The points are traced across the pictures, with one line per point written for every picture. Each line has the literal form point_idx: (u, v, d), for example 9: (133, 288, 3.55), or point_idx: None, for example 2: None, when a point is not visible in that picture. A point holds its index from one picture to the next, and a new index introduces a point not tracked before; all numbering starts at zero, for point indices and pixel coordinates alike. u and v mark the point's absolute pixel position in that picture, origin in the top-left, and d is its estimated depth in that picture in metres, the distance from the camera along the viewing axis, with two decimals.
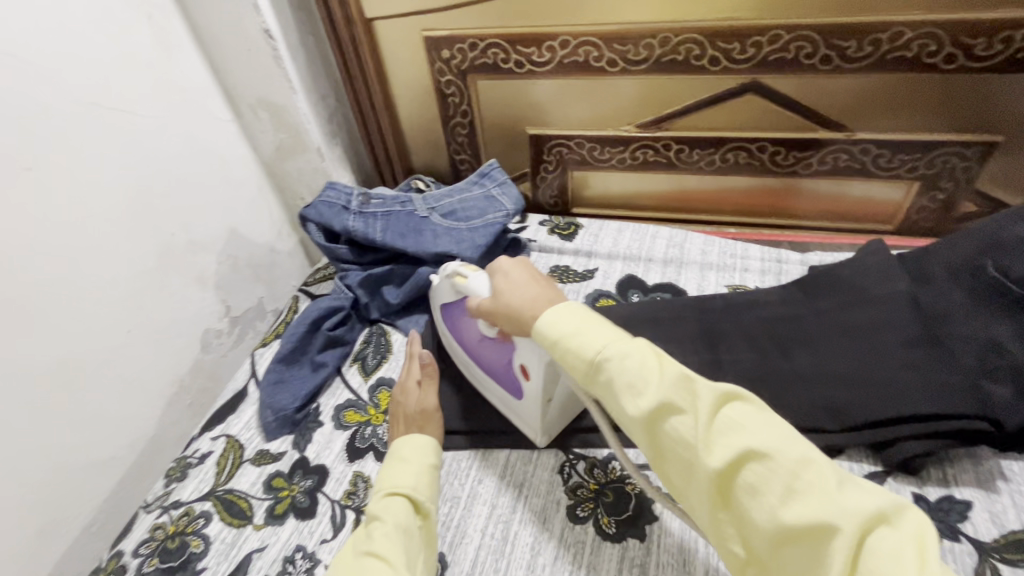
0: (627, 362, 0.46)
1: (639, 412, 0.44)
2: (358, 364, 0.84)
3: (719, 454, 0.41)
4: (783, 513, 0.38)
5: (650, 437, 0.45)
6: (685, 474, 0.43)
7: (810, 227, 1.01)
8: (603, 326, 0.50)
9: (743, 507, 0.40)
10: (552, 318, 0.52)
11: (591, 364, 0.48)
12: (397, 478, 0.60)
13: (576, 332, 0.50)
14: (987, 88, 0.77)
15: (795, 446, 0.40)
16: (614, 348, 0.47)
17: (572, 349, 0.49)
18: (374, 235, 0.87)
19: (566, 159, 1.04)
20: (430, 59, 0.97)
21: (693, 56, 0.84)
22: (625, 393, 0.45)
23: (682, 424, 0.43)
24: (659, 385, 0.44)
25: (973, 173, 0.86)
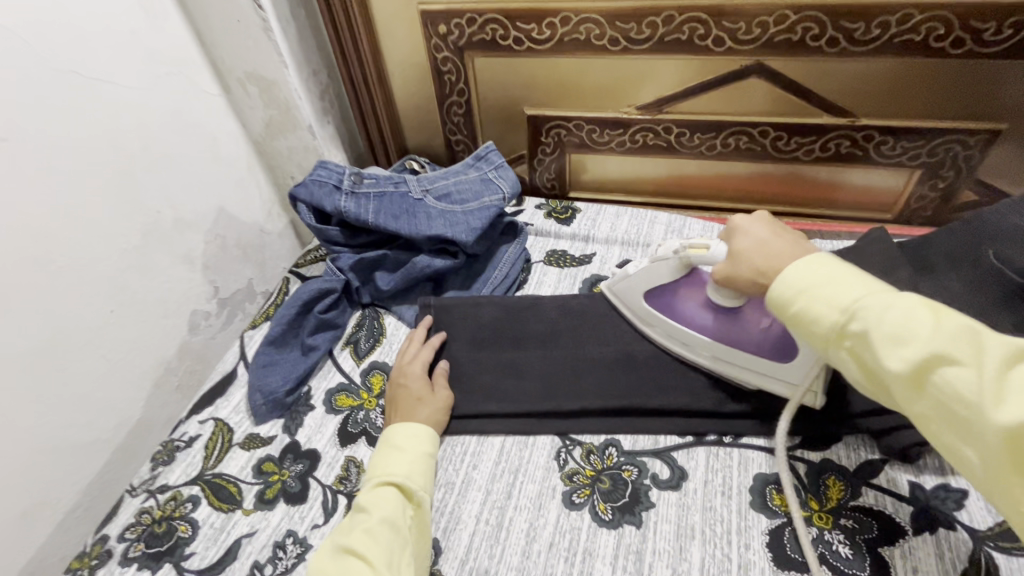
0: (893, 313, 0.43)
1: (902, 365, 0.42)
2: (350, 348, 0.82)
3: (1011, 406, 0.37)
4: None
5: (912, 389, 0.42)
6: (961, 433, 0.40)
7: (809, 214, 1.00)
8: (858, 278, 0.47)
9: None
10: (787, 272, 0.50)
11: (839, 322, 0.46)
12: (388, 467, 0.60)
13: (846, 296, 0.46)
14: (993, 75, 0.76)
15: None
16: (888, 312, 0.43)
17: (815, 300, 0.47)
18: (367, 216, 0.85)
19: (564, 141, 1.02)
20: (426, 34, 0.94)
21: (697, 36, 0.81)
22: (885, 348, 0.43)
23: (946, 366, 0.40)
24: (937, 337, 0.41)
25: (975, 161, 0.85)
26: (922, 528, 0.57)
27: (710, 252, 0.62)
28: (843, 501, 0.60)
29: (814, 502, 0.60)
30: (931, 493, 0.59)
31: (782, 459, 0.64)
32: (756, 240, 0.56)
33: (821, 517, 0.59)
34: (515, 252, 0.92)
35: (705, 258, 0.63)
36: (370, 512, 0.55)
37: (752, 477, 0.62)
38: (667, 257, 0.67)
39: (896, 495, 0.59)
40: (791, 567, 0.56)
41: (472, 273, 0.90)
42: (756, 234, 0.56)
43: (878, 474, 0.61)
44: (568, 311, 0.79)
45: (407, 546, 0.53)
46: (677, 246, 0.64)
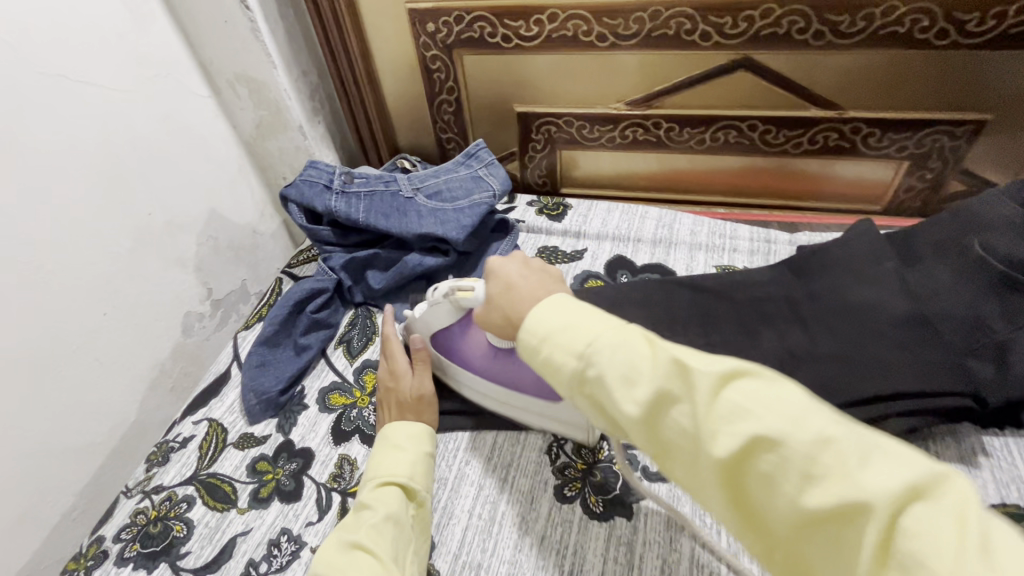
0: (620, 354, 0.40)
1: (636, 409, 0.38)
2: (343, 346, 0.83)
3: (723, 440, 0.34)
4: (804, 500, 0.32)
5: (650, 435, 0.39)
6: (691, 470, 0.37)
7: (799, 207, 1.01)
8: (595, 314, 0.44)
9: (757, 497, 0.34)
10: (539, 313, 0.46)
11: (576, 376, 0.42)
12: (390, 466, 0.60)
13: (581, 342, 0.42)
14: (978, 65, 0.77)
15: (810, 423, 0.33)
16: (619, 357, 0.40)
17: (559, 349, 0.43)
18: (357, 215, 0.85)
19: (555, 138, 1.02)
20: (415, 33, 0.94)
21: (684, 31, 0.82)
22: (617, 389, 0.39)
23: (680, 408, 0.37)
24: (658, 378, 0.38)
25: (962, 152, 0.85)
26: None
27: (473, 296, 0.61)
28: None
29: None
30: None
31: None
32: (502, 282, 0.54)
33: None
34: (506, 249, 0.92)
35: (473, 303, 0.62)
36: (376, 512, 0.55)
37: None
38: (442, 300, 0.66)
39: None
40: None
41: (464, 271, 0.90)
42: (508, 283, 0.53)
43: None
44: None
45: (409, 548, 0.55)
46: (447, 289, 0.65)
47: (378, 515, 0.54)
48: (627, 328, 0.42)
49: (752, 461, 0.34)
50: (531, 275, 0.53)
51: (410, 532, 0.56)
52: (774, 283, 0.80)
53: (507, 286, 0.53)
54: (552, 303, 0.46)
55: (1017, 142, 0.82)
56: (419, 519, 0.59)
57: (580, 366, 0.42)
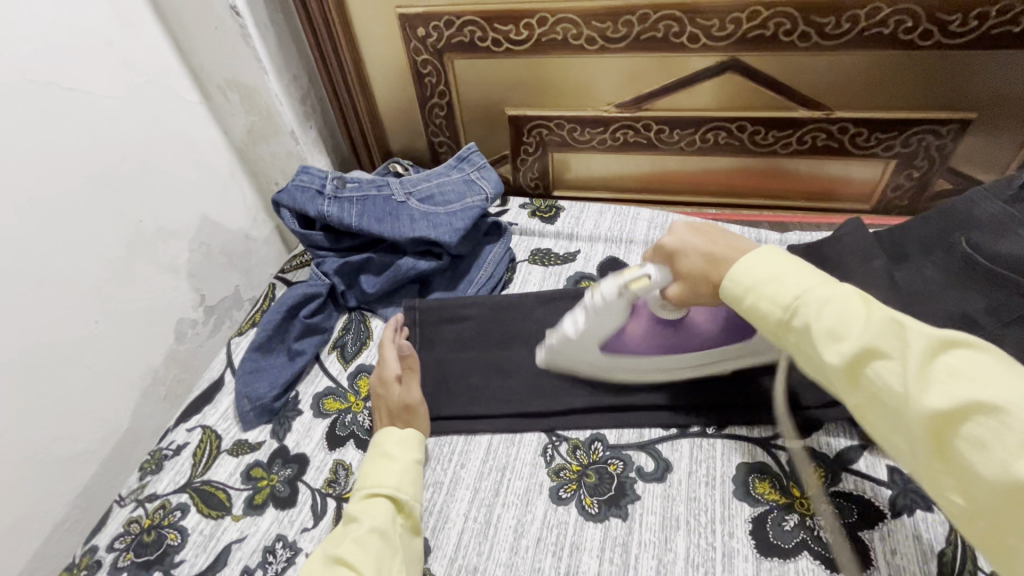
0: (829, 310, 0.43)
1: (839, 359, 0.41)
2: (337, 352, 0.83)
3: (932, 396, 0.36)
4: (1017, 470, 0.32)
5: (852, 388, 0.41)
6: (896, 425, 0.38)
7: (789, 207, 1.01)
8: (803, 271, 0.46)
9: (962, 462, 0.34)
10: (739, 268, 0.50)
11: (782, 321, 0.46)
12: (374, 477, 0.60)
13: (788, 295, 0.46)
14: (962, 65, 0.78)
15: None
16: (828, 310, 0.43)
17: (764, 296, 0.47)
18: (350, 220, 0.85)
19: (546, 141, 1.03)
20: (405, 38, 0.94)
21: (672, 33, 0.82)
22: (823, 339, 0.42)
23: (890, 362, 0.39)
24: (868, 333, 0.40)
25: (947, 150, 0.87)
26: (901, 511, 0.58)
27: (653, 280, 0.58)
28: (823, 487, 0.60)
29: (795, 489, 0.61)
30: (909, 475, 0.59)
31: (764, 448, 0.65)
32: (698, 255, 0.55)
33: (802, 504, 0.60)
34: (499, 252, 0.92)
35: (650, 287, 0.59)
36: (358, 526, 0.55)
37: (735, 467, 0.64)
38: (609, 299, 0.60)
39: (875, 480, 0.60)
40: (773, 553, 0.57)
41: (457, 274, 0.90)
42: (685, 242, 0.56)
43: (857, 460, 0.62)
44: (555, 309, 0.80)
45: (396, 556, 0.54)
46: (618, 286, 0.59)
47: (361, 528, 0.54)
48: (832, 287, 0.44)
49: (961, 425, 0.34)
50: (711, 242, 0.55)
51: (397, 541, 0.55)
52: None
53: (709, 257, 0.54)
54: (763, 255, 0.49)
55: (1000, 140, 0.84)
56: (412, 527, 0.59)
57: (785, 312, 0.46)
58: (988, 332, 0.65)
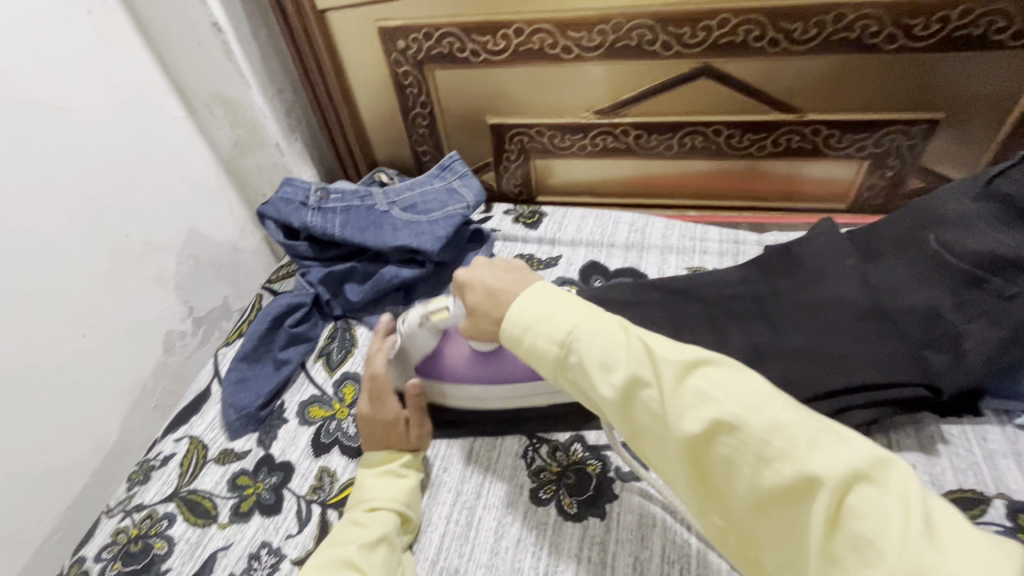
0: (597, 344, 0.47)
1: (613, 392, 0.45)
2: (322, 360, 0.84)
3: (689, 421, 0.40)
4: (763, 480, 0.37)
5: (627, 417, 0.45)
6: (665, 446, 0.43)
7: (768, 208, 1.03)
8: (570, 306, 0.50)
9: (722, 474, 0.40)
10: (522, 300, 0.52)
11: (563, 359, 0.49)
12: (383, 489, 0.63)
13: (559, 332, 0.49)
14: (928, 67, 0.80)
15: (765, 410, 0.38)
16: (596, 344, 0.47)
17: (538, 334, 0.50)
18: (333, 230, 0.87)
19: (528, 147, 1.04)
20: (386, 50, 0.96)
21: (646, 41, 0.84)
22: (598, 373, 0.46)
23: (651, 390, 0.43)
24: (631, 364, 0.44)
25: (919, 150, 0.88)
26: None
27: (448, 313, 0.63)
28: None
29: None
30: None
31: None
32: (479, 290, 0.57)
33: None
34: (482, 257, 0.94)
35: (449, 319, 0.64)
36: (368, 534, 0.57)
37: None
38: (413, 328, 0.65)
39: None
40: None
41: (441, 281, 0.91)
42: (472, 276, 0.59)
43: None
44: None
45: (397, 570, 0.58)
46: (420, 314, 0.64)
47: (372, 537, 0.57)
48: (603, 320, 0.48)
49: (712, 445, 0.40)
50: (499, 274, 0.57)
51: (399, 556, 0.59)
52: (741, 283, 0.82)
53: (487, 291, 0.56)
54: (535, 290, 0.52)
55: (970, 138, 0.85)
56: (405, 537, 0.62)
57: (562, 349, 0.49)
58: (955, 327, 0.67)
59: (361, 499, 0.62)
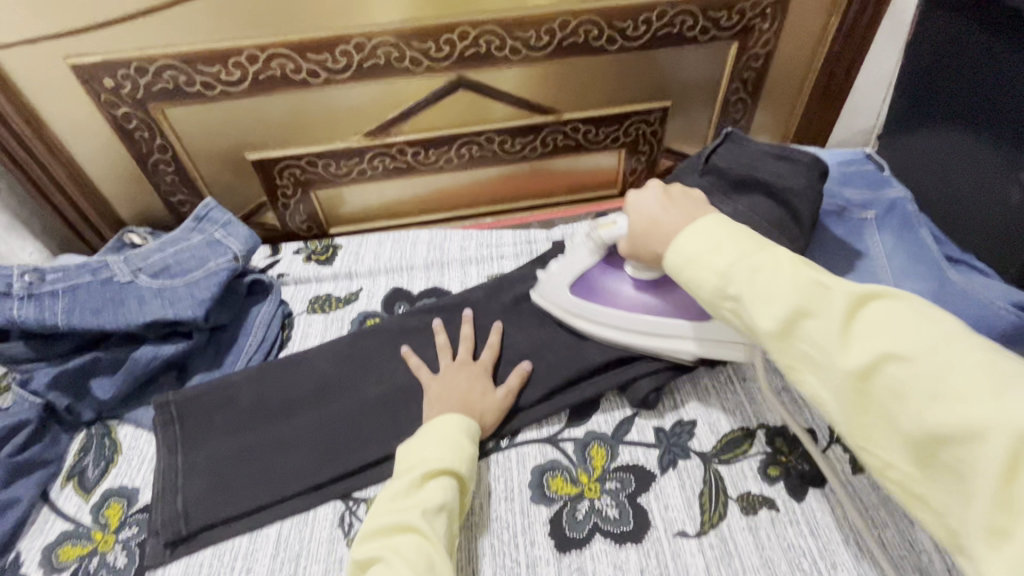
0: (762, 275, 0.44)
1: (773, 323, 0.43)
2: (73, 482, 0.68)
3: (855, 353, 0.39)
4: (929, 416, 0.35)
5: (785, 347, 0.43)
6: (823, 382, 0.41)
7: (556, 203, 1.09)
8: (732, 236, 0.48)
9: (881, 413, 0.38)
10: (681, 239, 0.50)
11: (714, 292, 0.47)
12: (449, 452, 0.58)
13: (729, 264, 0.46)
14: (648, 61, 0.90)
15: (951, 349, 0.36)
16: (760, 277, 0.44)
17: (703, 265, 0.48)
18: (54, 319, 0.70)
19: (303, 180, 0.95)
20: (92, 91, 0.80)
21: (394, 59, 0.82)
22: (755, 306, 0.44)
23: (876, 340, 0.38)
24: (838, 311, 0.40)
25: (660, 134, 1.00)
26: (667, 466, 0.65)
27: (618, 227, 0.64)
28: (606, 466, 0.65)
29: (583, 476, 0.64)
30: (670, 432, 0.68)
31: (554, 443, 0.68)
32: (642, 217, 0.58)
33: (590, 489, 0.63)
34: (269, 309, 0.84)
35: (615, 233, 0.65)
36: (431, 497, 0.54)
37: (530, 472, 0.65)
38: (584, 240, 0.69)
39: (645, 445, 0.67)
40: (570, 547, 0.59)
41: (222, 346, 0.80)
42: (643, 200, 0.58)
43: (630, 431, 0.68)
44: (340, 359, 0.75)
45: (454, 538, 0.55)
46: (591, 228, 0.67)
47: (435, 503, 0.54)
48: (769, 254, 0.45)
49: (878, 377, 0.38)
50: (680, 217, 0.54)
51: (459, 521, 0.56)
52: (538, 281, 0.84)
53: (654, 221, 0.56)
54: (695, 228, 0.50)
55: (693, 119, 1.00)
56: (463, 499, 0.59)
57: (719, 284, 0.46)
58: None
59: (417, 459, 0.58)
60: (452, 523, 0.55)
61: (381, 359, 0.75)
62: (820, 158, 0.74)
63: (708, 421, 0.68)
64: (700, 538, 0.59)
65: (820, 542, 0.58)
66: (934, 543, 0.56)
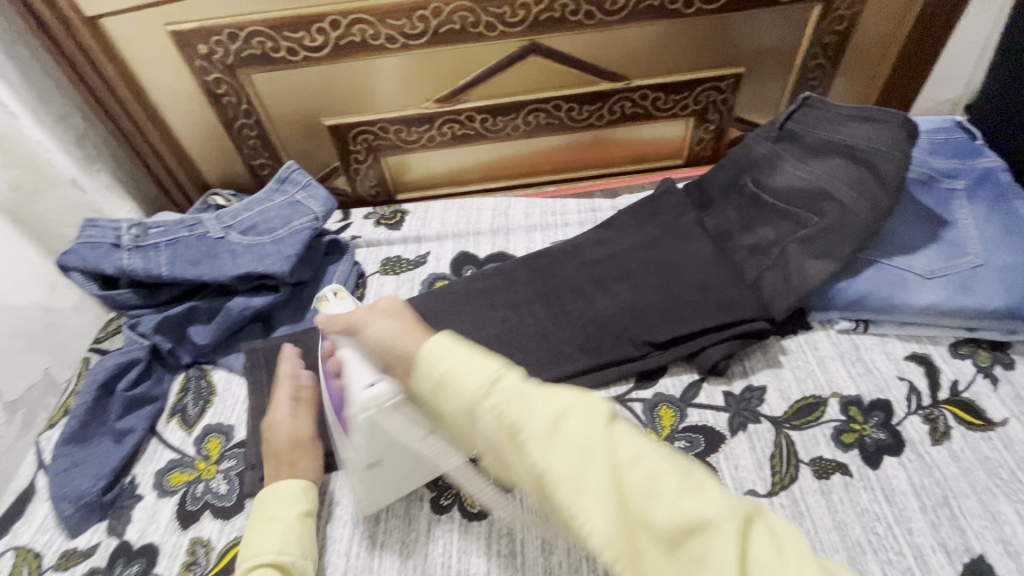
0: (520, 399, 0.43)
1: (560, 432, 0.42)
2: (177, 418, 0.74)
3: (638, 492, 0.38)
4: (663, 530, 0.37)
5: (581, 461, 0.40)
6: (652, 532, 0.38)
7: (618, 173, 1.08)
8: (479, 351, 0.46)
9: (645, 526, 0.38)
10: (433, 347, 0.46)
11: (477, 395, 0.43)
12: (270, 541, 0.56)
13: (550, 410, 0.42)
14: (723, 26, 0.88)
15: (690, 490, 0.38)
16: (535, 405, 0.43)
17: (457, 378, 0.44)
18: (159, 269, 0.76)
19: (375, 146, 0.98)
20: (187, 57, 0.84)
21: (469, 24, 0.83)
22: (559, 414, 0.42)
23: (634, 467, 0.39)
24: (600, 434, 0.41)
25: (731, 102, 0.98)
26: (738, 429, 0.65)
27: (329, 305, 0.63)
28: (675, 426, 0.66)
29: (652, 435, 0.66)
30: (740, 397, 0.68)
31: (623, 403, 0.71)
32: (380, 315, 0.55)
33: None
34: (345, 268, 0.88)
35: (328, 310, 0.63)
36: None
37: None
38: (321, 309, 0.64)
39: (714, 408, 0.68)
40: None
41: (303, 302, 0.85)
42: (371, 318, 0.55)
43: (698, 395, 0.69)
44: (415, 316, 0.79)
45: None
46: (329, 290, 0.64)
47: None
48: (559, 396, 0.44)
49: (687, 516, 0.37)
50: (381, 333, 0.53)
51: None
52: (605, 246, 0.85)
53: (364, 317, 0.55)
54: (447, 347, 0.46)
55: (768, 87, 0.97)
56: None
57: (484, 390, 0.43)
58: (783, 254, 0.73)
59: (245, 551, 0.55)
60: None
61: (452, 317, 0.78)
62: (911, 119, 0.70)
63: (779, 387, 0.68)
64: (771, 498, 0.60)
65: (896, 509, 0.57)
66: (1018, 515, 0.56)
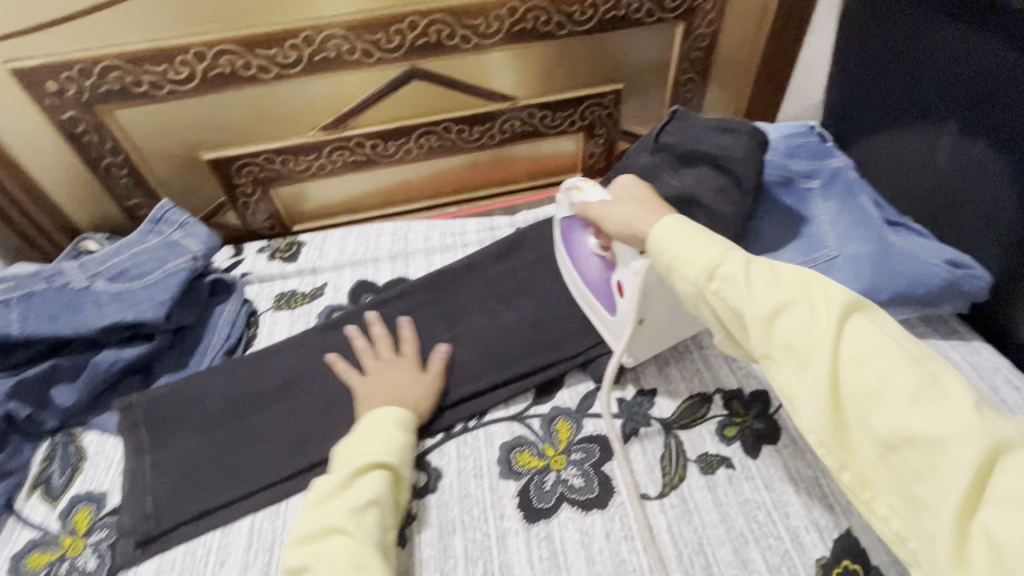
0: (737, 295, 0.47)
1: (777, 329, 0.45)
2: (39, 491, 0.67)
3: (901, 403, 0.40)
4: (904, 431, 0.39)
5: (802, 366, 0.44)
6: (871, 438, 0.41)
7: (519, 190, 1.10)
8: (698, 235, 0.52)
9: (877, 436, 0.40)
10: (660, 231, 0.54)
11: (699, 281, 0.49)
12: (365, 447, 0.59)
13: (773, 299, 0.46)
14: (597, 45, 0.92)
15: (929, 397, 0.39)
16: (780, 322, 0.45)
17: (683, 266, 0.51)
18: (9, 329, 0.69)
19: (262, 178, 0.94)
20: (34, 95, 0.78)
21: (344, 52, 0.82)
22: (772, 326, 0.45)
23: (864, 368, 0.42)
24: (827, 329, 0.43)
25: (616, 116, 1.02)
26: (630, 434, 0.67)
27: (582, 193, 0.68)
28: (571, 438, 0.67)
29: (549, 449, 0.66)
30: (631, 402, 0.70)
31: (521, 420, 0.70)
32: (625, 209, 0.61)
33: (556, 461, 0.65)
34: (233, 308, 0.83)
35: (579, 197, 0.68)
36: (361, 493, 0.55)
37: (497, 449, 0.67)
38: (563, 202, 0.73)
39: (608, 415, 0.69)
40: (538, 517, 0.61)
41: (187, 348, 0.80)
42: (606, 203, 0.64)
43: (593, 404, 0.70)
44: (308, 352, 0.76)
45: (391, 530, 0.56)
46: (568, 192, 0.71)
47: (363, 499, 0.55)
48: (789, 282, 0.47)
49: (914, 448, 0.39)
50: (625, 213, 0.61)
51: (393, 513, 0.57)
52: (501, 264, 0.85)
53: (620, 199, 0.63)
54: (675, 228, 0.54)
55: (647, 101, 1.02)
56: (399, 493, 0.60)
57: (705, 277, 0.49)
58: None
59: (353, 454, 0.59)
60: (385, 520, 0.56)
61: (347, 349, 0.76)
62: (761, 127, 0.76)
63: (667, 389, 0.71)
64: (661, 500, 0.61)
65: (774, 496, 0.60)
66: None
